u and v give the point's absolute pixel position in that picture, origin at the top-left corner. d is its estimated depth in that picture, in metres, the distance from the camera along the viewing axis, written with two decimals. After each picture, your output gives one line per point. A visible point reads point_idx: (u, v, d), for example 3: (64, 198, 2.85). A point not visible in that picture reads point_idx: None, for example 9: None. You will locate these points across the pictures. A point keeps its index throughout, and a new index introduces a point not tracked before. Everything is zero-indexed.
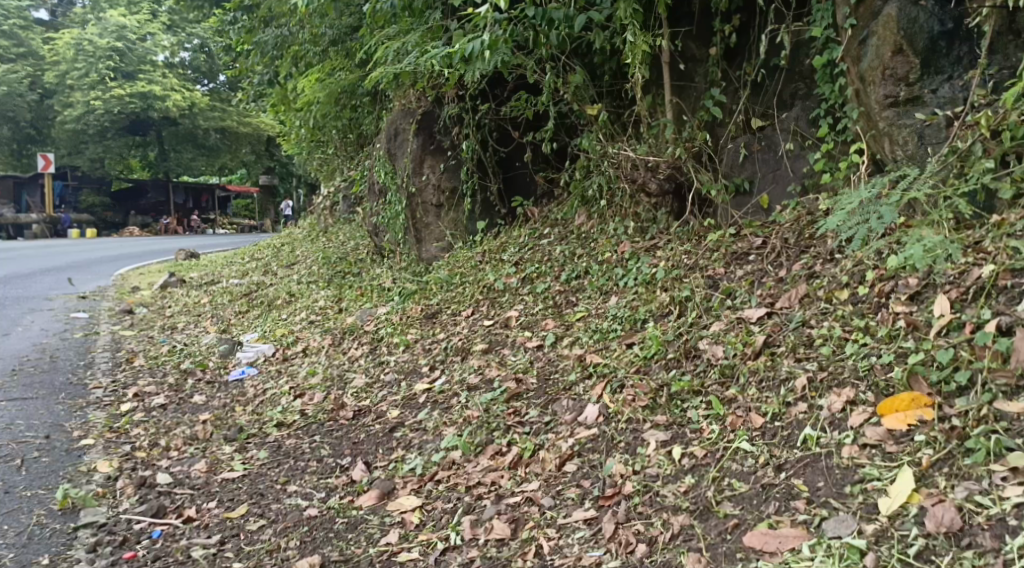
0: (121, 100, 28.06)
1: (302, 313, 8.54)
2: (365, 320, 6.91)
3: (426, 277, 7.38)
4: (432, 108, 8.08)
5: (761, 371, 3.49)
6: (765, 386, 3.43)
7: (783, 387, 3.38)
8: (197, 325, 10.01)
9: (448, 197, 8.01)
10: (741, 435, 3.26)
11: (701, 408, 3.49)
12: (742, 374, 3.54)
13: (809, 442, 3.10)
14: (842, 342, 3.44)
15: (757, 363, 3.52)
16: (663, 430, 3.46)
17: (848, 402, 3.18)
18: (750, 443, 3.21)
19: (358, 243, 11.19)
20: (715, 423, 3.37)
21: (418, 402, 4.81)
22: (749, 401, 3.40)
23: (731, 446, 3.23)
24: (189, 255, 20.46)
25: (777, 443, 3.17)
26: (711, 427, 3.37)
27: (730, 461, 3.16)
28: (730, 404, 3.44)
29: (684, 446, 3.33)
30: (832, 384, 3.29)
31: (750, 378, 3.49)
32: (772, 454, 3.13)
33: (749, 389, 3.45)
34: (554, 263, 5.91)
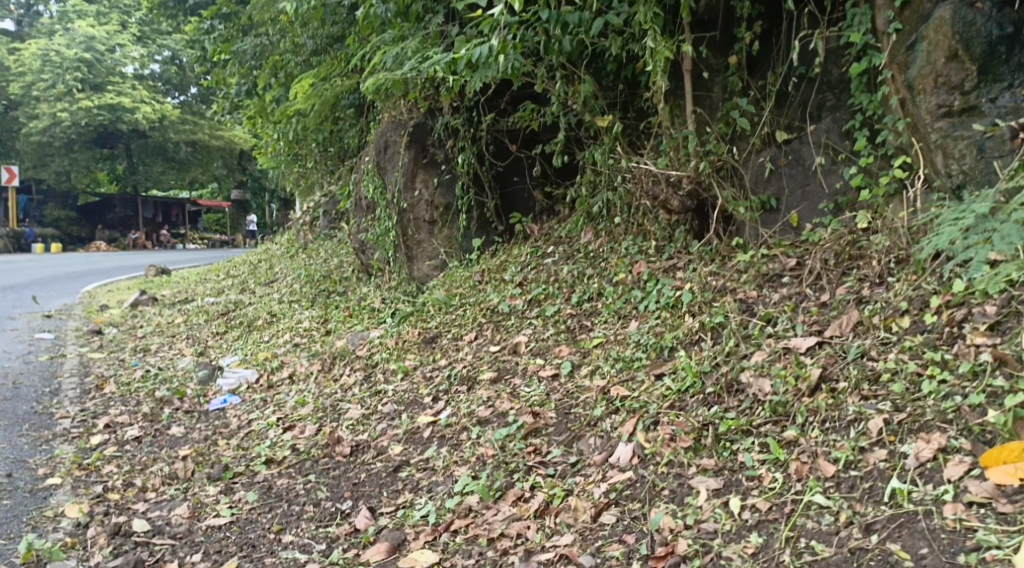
0: (89, 112, 27.39)
1: (286, 335, 8.11)
2: (355, 344, 6.52)
3: (420, 299, 7.02)
4: (425, 120, 7.83)
5: (824, 411, 3.20)
6: (830, 427, 3.14)
7: (852, 429, 3.09)
8: (172, 347, 9.55)
9: (442, 214, 7.76)
10: (811, 486, 2.96)
11: (756, 451, 3.19)
12: (798, 412, 3.25)
13: (899, 497, 2.79)
14: (917, 377, 3.16)
15: (817, 402, 3.23)
16: (713, 476, 3.15)
17: (939, 450, 2.87)
18: (824, 496, 2.90)
19: (341, 260, 10.79)
20: (778, 470, 3.06)
21: (423, 437, 4.45)
22: (815, 445, 3.10)
23: (802, 499, 2.92)
24: (160, 272, 19.87)
25: (859, 497, 2.86)
26: (773, 476, 3.05)
27: (804, 517, 2.86)
28: (791, 447, 3.14)
29: (742, 496, 3.02)
30: (914, 427, 2.99)
31: (809, 418, 3.21)
32: (854, 511, 2.82)
33: (811, 430, 3.16)
34: (562, 285, 5.58)
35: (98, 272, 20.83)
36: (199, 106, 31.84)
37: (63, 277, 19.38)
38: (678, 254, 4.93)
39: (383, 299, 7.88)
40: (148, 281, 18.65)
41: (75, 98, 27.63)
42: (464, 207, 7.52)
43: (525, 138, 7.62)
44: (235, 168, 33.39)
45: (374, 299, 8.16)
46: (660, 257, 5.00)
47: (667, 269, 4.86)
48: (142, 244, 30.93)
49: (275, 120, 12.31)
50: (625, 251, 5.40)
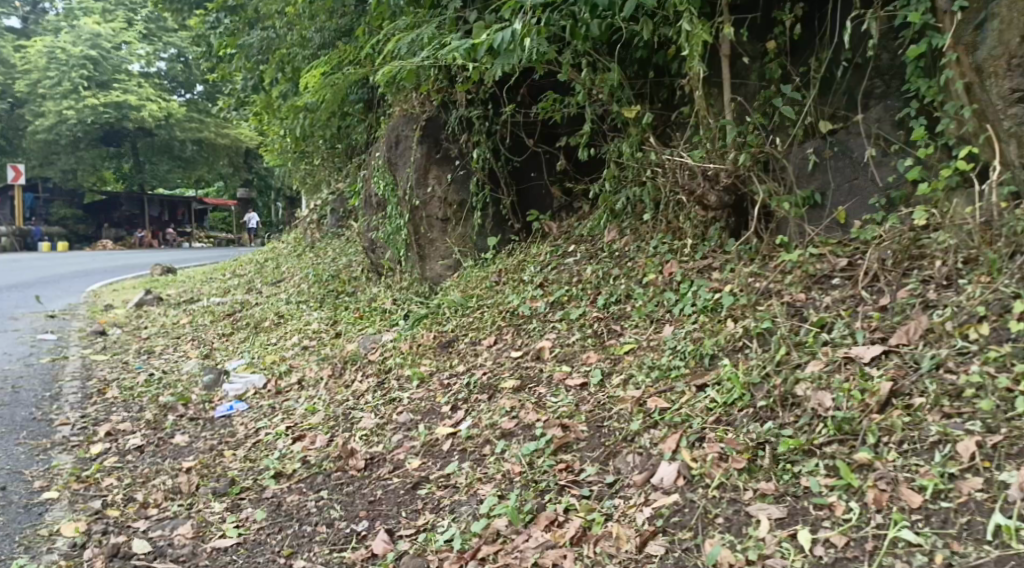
0: (95, 110, 27.15)
1: (294, 338, 7.82)
2: (367, 348, 6.22)
3: (434, 300, 6.72)
4: (438, 114, 7.54)
5: (900, 430, 2.96)
6: (909, 450, 2.90)
7: (936, 453, 2.85)
8: (177, 349, 9.26)
9: (455, 211, 7.46)
10: (895, 520, 2.69)
11: (823, 474, 2.93)
12: (869, 431, 3.00)
13: (1006, 537, 2.53)
14: (1009, 394, 2.92)
15: (892, 420, 2.99)
16: (774, 504, 2.89)
17: None
18: (912, 531, 2.65)
19: (350, 259, 10.48)
20: (851, 499, 2.80)
21: (443, 450, 4.15)
22: (895, 471, 2.84)
23: (887, 536, 2.66)
24: (165, 271, 19.61)
25: (957, 534, 2.61)
26: (848, 507, 2.79)
27: (890, 557, 2.60)
28: (865, 471, 2.88)
29: (813, 529, 2.76)
30: (1014, 453, 2.75)
31: (884, 438, 2.96)
32: (951, 550, 2.57)
33: (888, 454, 2.91)
34: (586, 287, 5.27)
35: (103, 271, 20.56)
36: (205, 104, 31.60)
37: (67, 276, 19.10)
38: (712, 253, 4.65)
39: (395, 300, 7.58)
40: (154, 280, 18.37)
41: (81, 96, 27.39)
42: (478, 203, 7.22)
43: (543, 133, 7.32)
44: (241, 166, 33.14)
45: (385, 300, 7.86)
46: (692, 256, 4.71)
47: (702, 270, 4.56)
48: (148, 243, 30.70)
49: (282, 117, 12.02)
50: (654, 250, 5.11)
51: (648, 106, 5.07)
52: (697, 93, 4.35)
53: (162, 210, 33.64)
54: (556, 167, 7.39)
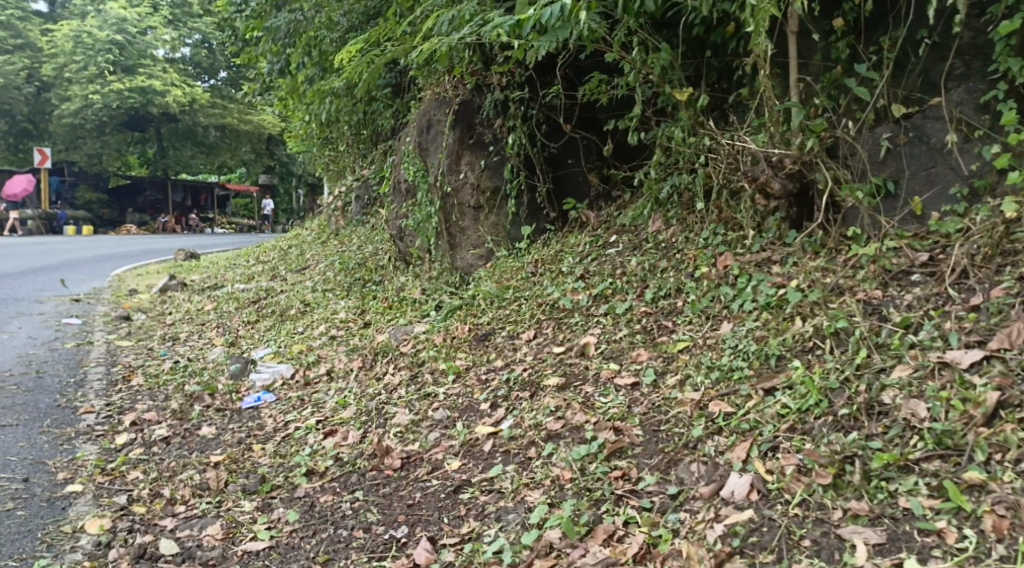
0: (121, 94, 27.11)
1: (322, 327, 7.59)
2: (399, 339, 5.97)
3: (466, 292, 6.45)
4: (472, 97, 7.26)
5: (1014, 446, 2.72)
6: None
7: None
8: (201, 336, 9.07)
9: (488, 199, 7.18)
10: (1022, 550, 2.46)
11: (929, 495, 2.69)
12: (978, 445, 2.78)
13: None
14: None
15: (1005, 435, 2.76)
16: (870, 526, 2.66)
17: None
18: None
19: (377, 247, 10.25)
20: (968, 527, 2.57)
21: (483, 450, 3.91)
22: (1014, 494, 2.60)
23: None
24: (188, 257, 19.50)
25: None
26: (963, 534, 2.55)
27: None
28: (978, 492, 2.64)
29: (923, 559, 2.53)
30: None
31: (996, 455, 2.73)
32: None
33: (1004, 474, 2.67)
34: (632, 279, 4.99)
35: (126, 256, 20.48)
36: (229, 90, 31.51)
37: (90, 260, 19.03)
38: (769, 246, 4.36)
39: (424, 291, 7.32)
40: (177, 266, 18.25)
41: (107, 80, 27.35)
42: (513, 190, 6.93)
43: (581, 117, 7.02)
44: (263, 153, 33.03)
45: (414, 291, 7.61)
46: (748, 249, 4.44)
47: (760, 263, 4.28)
48: (172, 228, 30.68)
49: (309, 101, 11.79)
50: (704, 241, 4.83)
51: (702, 89, 4.81)
52: (764, 72, 4.09)
53: (185, 196, 33.60)
54: (595, 155, 7.07)
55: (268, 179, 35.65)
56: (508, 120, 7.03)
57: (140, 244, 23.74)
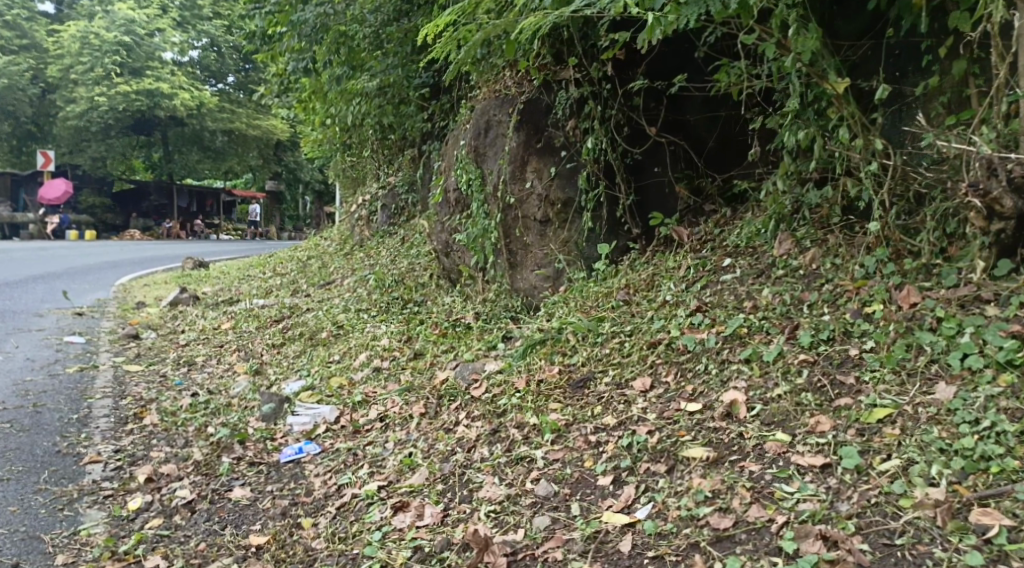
0: (127, 97, 26.28)
1: (364, 360, 6.70)
2: (466, 381, 5.01)
3: (538, 323, 5.50)
4: (540, 95, 6.50)
5: None
6: None
7: None
8: (222, 361, 8.21)
9: (558, 212, 6.31)
10: None
11: None
12: None
13: None
14: None
15: None
16: None
17: None
18: None
19: (414, 264, 9.31)
20: None
21: (621, 554, 2.99)
22: None
23: None
24: (196, 265, 18.59)
25: None
26: None
27: None
28: None
29: None
30: None
31: None
32: None
33: None
34: (772, 316, 4.04)
35: (132, 263, 19.56)
36: (238, 94, 30.65)
37: (94, 268, 18.12)
38: (971, 279, 3.60)
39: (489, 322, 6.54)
40: (186, 275, 17.35)
41: (114, 82, 26.54)
42: (588, 203, 6.07)
43: (666, 120, 6.21)
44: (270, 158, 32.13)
45: (472, 318, 6.69)
46: (939, 284, 3.68)
47: (966, 302, 3.53)
48: (176, 234, 29.80)
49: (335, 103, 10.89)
50: (867, 273, 3.97)
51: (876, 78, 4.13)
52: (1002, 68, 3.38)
53: (191, 201, 32.68)
54: (684, 163, 6.18)
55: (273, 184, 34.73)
56: (583, 120, 6.22)
57: (146, 250, 22.93)
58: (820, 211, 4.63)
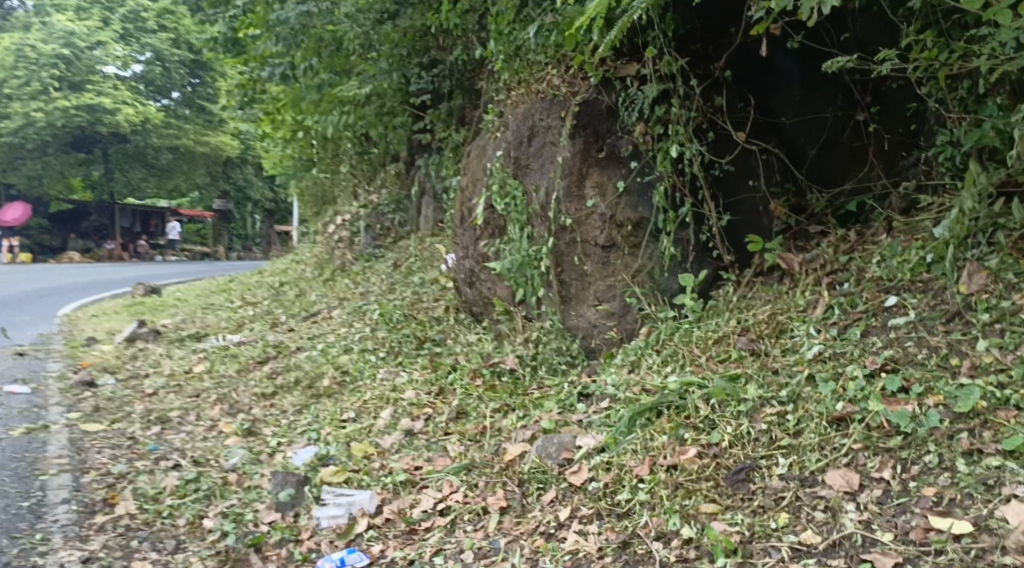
0: (66, 113, 24.59)
1: (388, 423, 5.60)
2: (555, 460, 3.89)
3: (624, 386, 4.45)
4: (598, 96, 5.49)
5: None
6: None
7: None
8: (203, 422, 7.00)
9: (627, 235, 5.32)
10: None
11: None
12: None
13: None
14: None
15: None
16: None
17: None
18: None
19: (424, 298, 8.28)
20: None
21: None
22: None
23: None
24: (148, 291, 17.09)
25: None
26: None
27: None
28: None
29: None
30: None
31: None
32: None
33: None
34: (1014, 384, 3.37)
35: (75, 289, 17.97)
36: (184, 110, 28.97)
37: (32, 296, 16.51)
38: None
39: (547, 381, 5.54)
40: (138, 303, 15.90)
41: (51, 97, 24.76)
42: (670, 223, 5.05)
43: (757, 123, 5.21)
44: (216, 175, 30.61)
45: (515, 362, 5.81)
46: None
47: None
48: (119, 256, 28.07)
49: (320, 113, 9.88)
50: None
51: None
52: None
53: (136, 221, 30.88)
54: (781, 175, 5.15)
55: (222, 203, 33.16)
56: (657, 124, 5.20)
57: (90, 274, 21.34)
58: (1017, 235, 3.90)
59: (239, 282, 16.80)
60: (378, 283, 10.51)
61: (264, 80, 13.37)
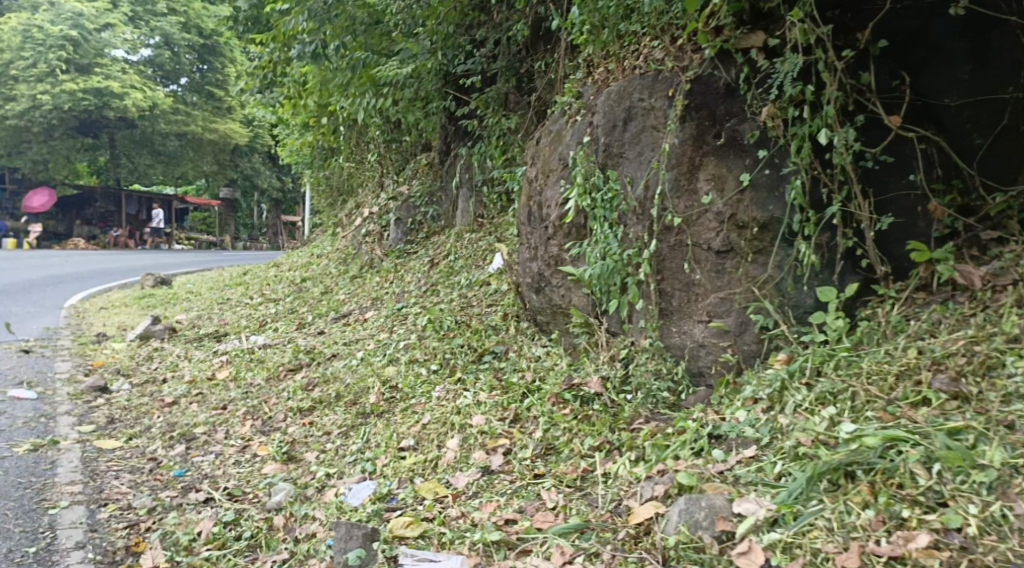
0: (73, 96, 23.75)
1: (457, 460, 4.75)
2: (709, 530, 3.09)
3: (772, 435, 3.59)
4: (715, 71, 4.64)
5: None
6: None
7: None
8: (234, 442, 6.18)
9: (750, 239, 4.45)
10: None
11: None
12: None
13: None
14: None
15: None
16: None
17: None
18: None
19: (477, 304, 7.44)
20: None
21: None
22: None
23: None
24: (158, 283, 16.23)
25: None
26: None
27: None
28: None
29: None
30: None
31: None
32: None
33: None
34: None
35: (81, 278, 17.13)
36: (193, 97, 28.03)
37: (36, 285, 15.64)
38: None
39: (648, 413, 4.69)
40: (149, 295, 15.05)
41: (58, 80, 23.94)
42: (809, 226, 4.21)
43: (912, 105, 4.34)
44: (224, 164, 29.79)
45: (600, 386, 4.98)
46: None
47: None
48: (125, 244, 27.24)
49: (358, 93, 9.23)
50: None
51: None
52: None
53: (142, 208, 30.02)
54: (942, 169, 4.29)
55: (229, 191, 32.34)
56: (791, 104, 4.35)
57: (96, 262, 20.48)
58: None
59: (255, 276, 15.95)
60: (414, 283, 9.67)
61: (287, 61, 12.49)
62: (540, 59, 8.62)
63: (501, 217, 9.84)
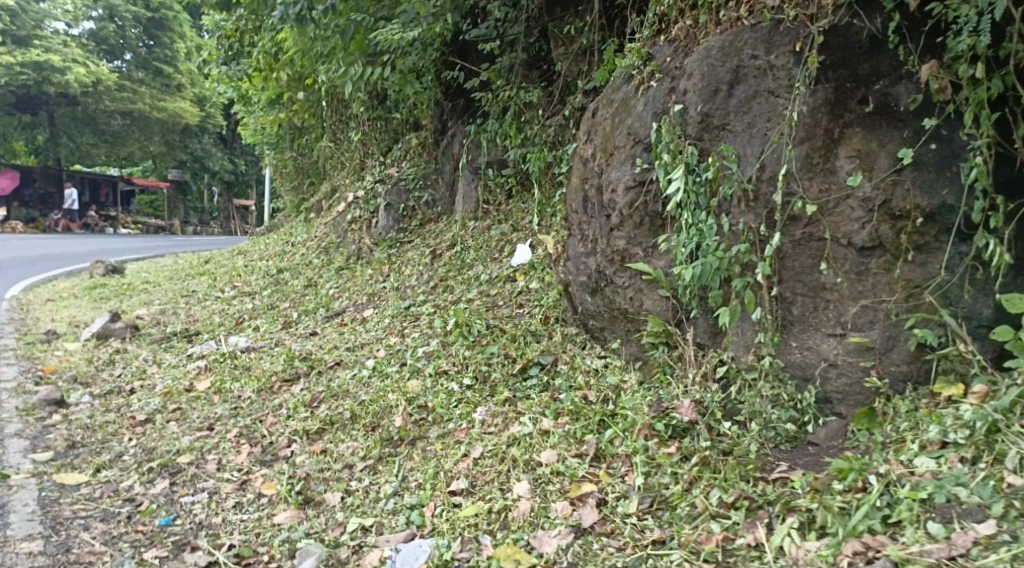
0: (10, 70, 22.18)
1: (534, 512, 3.78)
2: None
3: (1007, 502, 2.91)
4: (855, 21, 3.74)
5: None
6: None
7: None
8: (229, 476, 5.12)
9: (910, 232, 3.56)
10: None
11: None
12: None
13: None
14: None
15: None
16: None
17: None
18: None
19: (508, 305, 6.49)
20: None
21: None
22: None
23: None
24: (110, 271, 14.81)
25: None
26: None
27: None
28: None
29: None
30: None
31: None
32: None
33: None
34: None
35: (25, 266, 15.67)
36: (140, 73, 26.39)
37: None
38: None
39: (770, 451, 3.78)
40: (102, 284, 13.71)
41: None
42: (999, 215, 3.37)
43: None
44: (174, 143, 28.19)
45: (694, 415, 4.07)
46: None
47: None
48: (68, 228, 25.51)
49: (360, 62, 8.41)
50: None
51: None
52: None
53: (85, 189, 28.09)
54: None
55: (180, 173, 30.71)
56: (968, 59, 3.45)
57: (39, 247, 18.93)
58: None
59: (221, 264, 14.68)
60: (415, 277, 8.63)
61: (257, 29, 11.26)
62: (568, 25, 7.81)
63: (512, 204, 8.92)
